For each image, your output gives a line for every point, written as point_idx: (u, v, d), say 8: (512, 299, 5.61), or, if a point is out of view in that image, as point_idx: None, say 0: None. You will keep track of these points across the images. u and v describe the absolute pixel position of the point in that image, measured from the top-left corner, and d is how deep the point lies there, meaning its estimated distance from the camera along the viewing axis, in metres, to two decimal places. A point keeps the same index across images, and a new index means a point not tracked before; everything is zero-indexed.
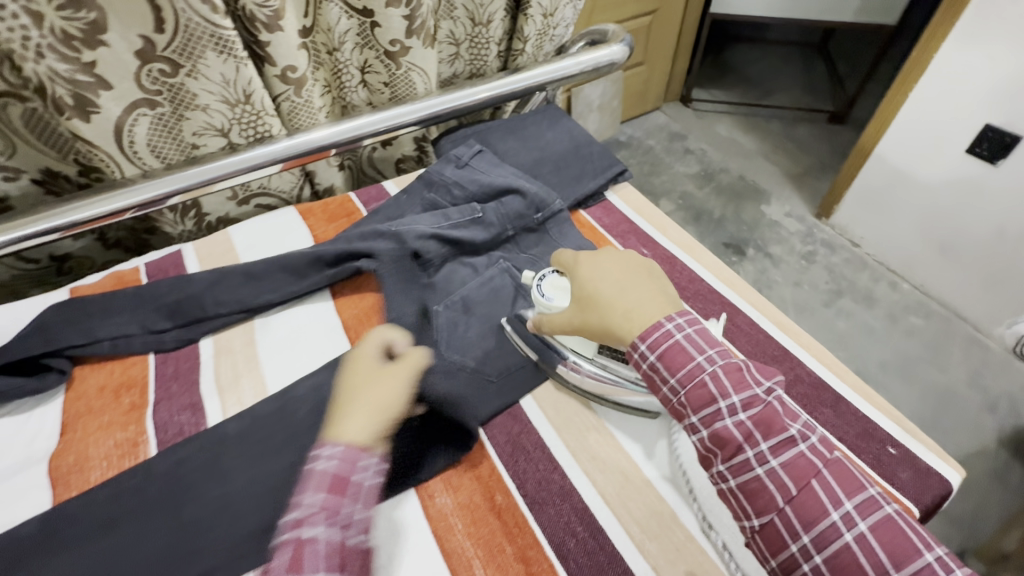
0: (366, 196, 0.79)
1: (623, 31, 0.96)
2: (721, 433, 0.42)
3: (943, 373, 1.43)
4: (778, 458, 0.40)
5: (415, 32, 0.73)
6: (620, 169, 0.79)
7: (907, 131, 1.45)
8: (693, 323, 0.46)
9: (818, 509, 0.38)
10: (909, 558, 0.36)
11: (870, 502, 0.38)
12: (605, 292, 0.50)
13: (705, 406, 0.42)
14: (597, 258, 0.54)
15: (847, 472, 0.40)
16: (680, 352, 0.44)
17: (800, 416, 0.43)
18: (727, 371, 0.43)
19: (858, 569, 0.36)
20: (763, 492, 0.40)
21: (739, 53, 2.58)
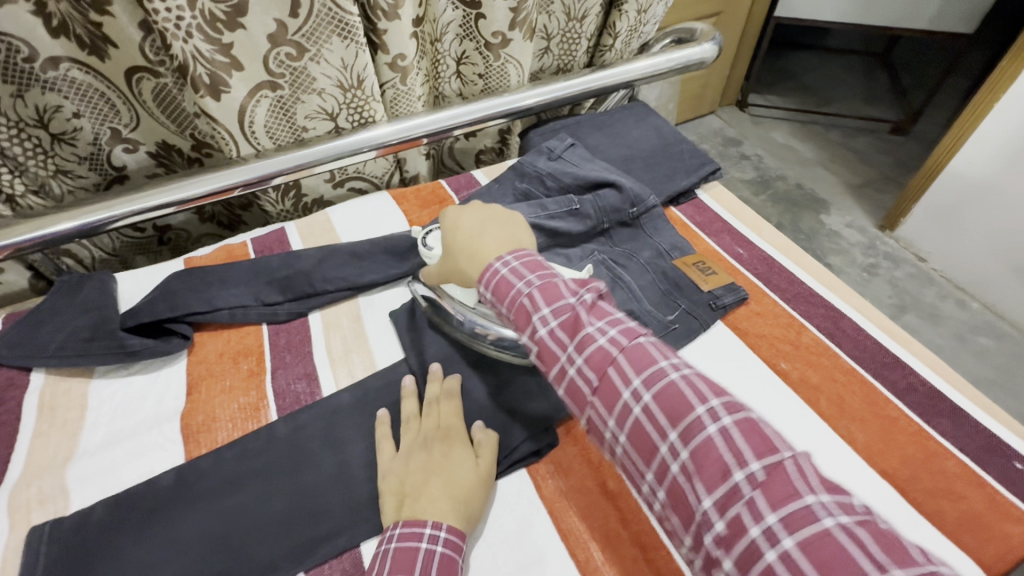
0: (456, 184, 0.81)
1: (711, 30, 0.95)
2: (542, 349, 0.42)
3: (1014, 398, 1.37)
4: (582, 355, 0.40)
5: (519, 24, 0.74)
6: (713, 167, 0.79)
7: (987, 145, 1.39)
8: (520, 258, 0.47)
9: (615, 393, 0.38)
10: (684, 417, 0.35)
11: (657, 374, 0.38)
12: (458, 239, 0.54)
13: (525, 323, 0.44)
14: (463, 211, 0.56)
15: (641, 353, 0.39)
16: (506, 283, 0.46)
17: (612, 313, 0.43)
18: (542, 288, 0.44)
19: (650, 440, 0.36)
20: (598, 417, 0.40)
21: (798, 59, 2.52)
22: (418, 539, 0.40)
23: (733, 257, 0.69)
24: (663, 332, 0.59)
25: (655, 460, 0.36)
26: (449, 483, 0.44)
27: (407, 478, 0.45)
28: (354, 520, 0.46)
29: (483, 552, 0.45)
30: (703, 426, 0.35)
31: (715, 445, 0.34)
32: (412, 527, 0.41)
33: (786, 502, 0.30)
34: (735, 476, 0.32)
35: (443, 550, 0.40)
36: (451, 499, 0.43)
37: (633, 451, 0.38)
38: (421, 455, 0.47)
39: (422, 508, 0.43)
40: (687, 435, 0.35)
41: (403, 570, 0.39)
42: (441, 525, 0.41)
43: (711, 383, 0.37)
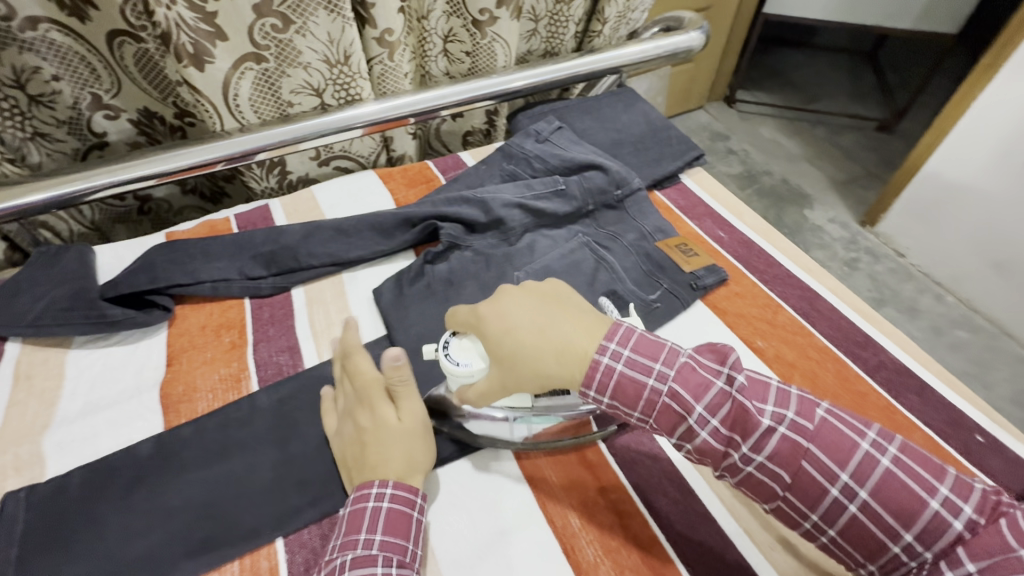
0: (443, 164, 0.81)
1: (698, 18, 0.96)
2: (665, 417, 0.39)
3: (986, 390, 1.41)
4: (764, 455, 0.38)
5: (505, 2, 0.75)
6: (697, 153, 0.80)
7: (967, 141, 1.42)
8: (614, 337, 0.40)
9: (774, 454, 0.37)
10: (852, 458, 0.37)
11: (862, 462, 0.36)
12: (523, 345, 0.40)
13: (675, 424, 0.39)
14: (502, 305, 0.43)
15: (834, 439, 0.37)
16: (628, 382, 0.40)
17: (773, 389, 0.40)
18: (639, 347, 0.40)
19: (818, 487, 0.37)
20: (761, 484, 0.39)
21: (785, 56, 2.55)
22: (365, 498, 0.41)
23: (714, 240, 0.70)
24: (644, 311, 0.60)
25: (828, 504, 0.37)
26: (379, 448, 0.44)
27: (347, 451, 0.46)
28: (336, 487, 0.46)
29: (461, 515, 0.46)
30: (875, 461, 0.37)
31: (893, 475, 0.36)
32: (360, 489, 0.42)
33: (947, 503, 0.35)
34: (926, 513, 0.35)
35: (390, 506, 0.41)
36: (385, 465, 0.44)
37: (795, 500, 0.38)
38: (352, 426, 0.47)
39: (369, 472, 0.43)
40: (893, 503, 0.35)
41: (353, 528, 0.40)
42: (386, 484, 0.42)
43: (846, 413, 0.40)
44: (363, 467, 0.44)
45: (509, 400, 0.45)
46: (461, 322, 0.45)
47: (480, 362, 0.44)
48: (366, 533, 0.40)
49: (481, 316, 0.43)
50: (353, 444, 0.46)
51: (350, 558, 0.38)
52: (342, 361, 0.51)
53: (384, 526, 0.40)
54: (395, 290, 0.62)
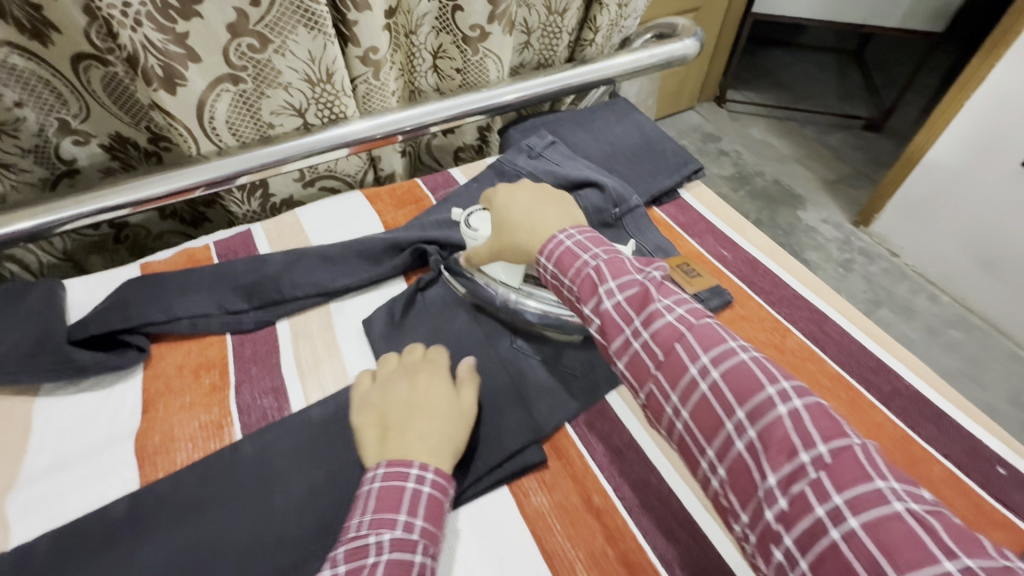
0: (433, 183, 0.78)
1: (693, 25, 0.93)
2: (605, 324, 0.42)
3: (982, 390, 1.40)
4: (648, 329, 0.40)
5: (497, 18, 0.71)
6: (696, 166, 0.77)
7: (959, 142, 1.41)
8: (583, 232, 0.48)
9: (680, 369, 0.38)
10: (753, 395, 0.35)
11: (730, 357, 0.37)
12: (515, 215, 0.52)
13: (590, 293, 0.44)
14: (512, 190, 0.55)
15: (711, 334, 0.38)
16: (569, 255, 0.46)
17: (680, 295, 0.43)
18: (609, 262, 0.44)
19: (714, 414, 0.36)
20: (640, 363, 0.40)
21: (774, 56, 2.54)
22: (404, 479, 0.40)
23: (716, 259, 0.68)
24: None
25: (721, 435, 0.36)
26: (433, 418, 0.45)
27: (390, 408, 0.46)
28: (324, 543, 0.43)
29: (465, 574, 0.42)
30: (773, 407, 0.34)
31: (791, 425, 0.33)
32: (399, 466, 0.40)
33: (854, 486, 0.30)
34: (823, 486, 0.31)
35: (430, 491, 0.40)
36: (434, 436, 0.43)
37: (693, 426, 0.37)
38: (404, 389, 0.47)
39: (412, 442, 0.42)
40: (759, 411, 0.34)
41: (389, 508, 0.38)
42: (428, 467, 0.41)
43: (779, 370, 0.37)
44: (403, 434, 0.43)
45: (502, 273, 0.57)
46: (486, 200, 0.57)
47: (488, 230, 0.57)
48: (405, 515, 0.38)
49: (495, 194, 0.56)
50: (400, 403, 0.46)
51: (387, 539, 0.37)
52: (403, 360, 0.52)
53: (422, 513, 0.39)
54: (386, 321, 0.59)
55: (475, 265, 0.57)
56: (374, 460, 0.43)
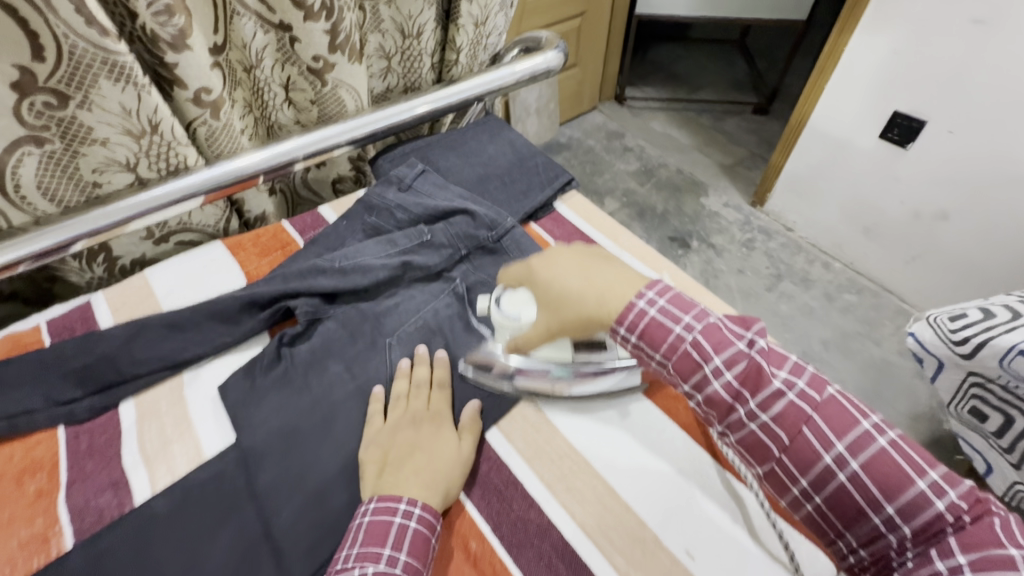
0: (302, 224, 0.74)
1: (557, 37, 0.94)
2: (747, 439, 0.43)
3: (877, 345, 1.51)
4: (769, 413, 0.42)
5: (340, 47, 0.69)
6: (567, 178, 0.78)
7: (827, 120, 1.53)
8: (662, 293, 0.46)
9: (813, 456, 0.40)
10: (899, 487, 0.38)
11: (863, 439, 0.40)
12: (574, 289, 0.48)
13: (693, 371, 0.44)
14: (552, 260, 0.51)
15: (835, 413, 0.41)
16: (658, 327, 0.45)
17: (788, 360, 0.44)
18: (706, 333, 0.44)
19: (849, 497, 0.40)
20: (761, 445, 0.43)
21: (666, 51, 2.66)
22: (392, 513, 0.43)
23: None
24: None
25: (854, 516, 0.40)
26: (427, 456, 0.48)
27: (391, 448, 0.48)
28: None
29: None
30: (928, 501, 0.37)
31: (942, 518, 0.37)
32: (388, 502, 0.44)
33: (985, 549, 0.35)
34: (949, 546, 0.37)
35: (416, 526, 0.43)
36: (427, 475, 0.47)
37: (829, 511, 0.41)
38: (410, 429, 0.50)
39: (410, 477, 0.46)
40: (912, 504, 0.38)
41: (376, 541, 0.42)
42: (416, 502, 0.44)
43: (915, 446, 0.40)
44: (400, 470, 0.47)
45: (552, 352, 0.53)
46: (514, 278, 0.53)
47: (531, 310, 0.52)
48: (389, 549, 0.41)
49: (534, 267, 0.51)
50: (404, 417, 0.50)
51: (370, 571, 0.40)
52: (414, 381, 0.54)
53: (404, 548, 0.42)
54: (244, 384, 0.54)
55: (525, 353, 0.52)
56: (367, 494, 0.46)
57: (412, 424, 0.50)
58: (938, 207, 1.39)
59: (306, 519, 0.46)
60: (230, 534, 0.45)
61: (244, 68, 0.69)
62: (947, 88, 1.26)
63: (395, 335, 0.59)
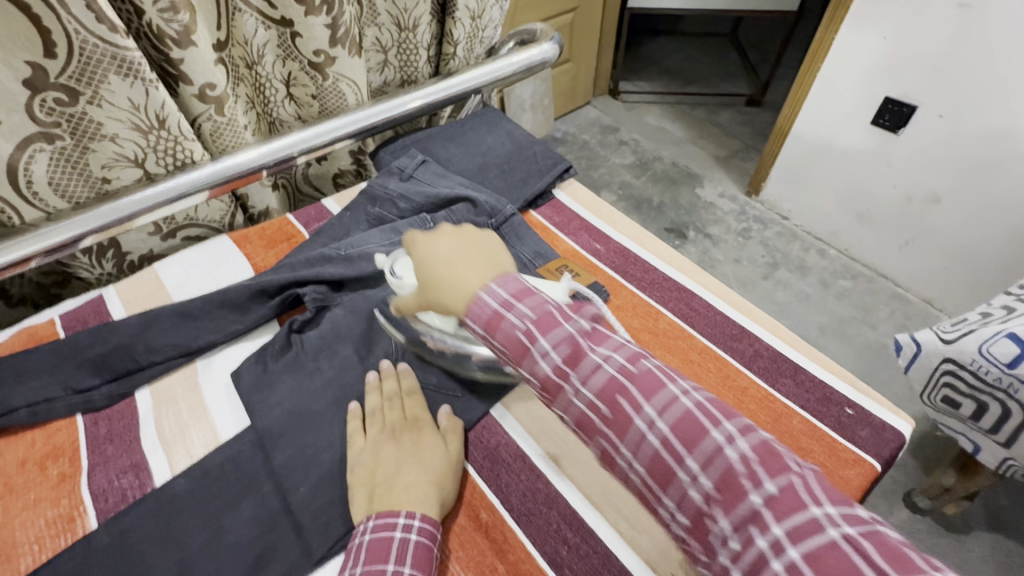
0: (306, 216, 0.75)
1: (551, 29, 0.96)
2: (579, 419, 0.38)
3: (873, 329, 1.53)
4: (589, 386, 0.37)
5: (340, 41, 0.70)
6: (565, 165, 0.79)
7: (818, 107, 1.55)
8: (508, 286, 0.42)
9: (627, 427, 0.36)
10: (700, 445, 0.33)
11: (672, 402, 0.35)
12: (437, 269, 0.46)
13: (523, 356, 0.40)
14: (435, 238, 0.49)
15: (651, 379, 0.36)
16: (498, 320, 0.41)
17: (613, 339, 0.40)
18: (536, 319, 0.40)
19: (664, 463, 0.34)
20: (586, 420, 0.38)
21: (659, 45, 2.68)
22: (391, 529, 0.42)
23: (591, 254, 0.71)
24: None
25: (670, 479, 0.34)
26: (417, 468, 0.46)
27: (378, 467, 0.47)
28: None
29: None
30: (736, 465, 0.32)
31: (738, 473, 0.32)
32: (387, 518, 0.43)
33: (793, 515, 0.30)
34: (764, 517, 0.30)
35: (417, 538, 0.42)
36: (419, 487, 0.45)
37: (646, 479, 0.35)
38: (392, 445, 0.48)
39: (400, 496, 0.44)
40: (711, 462, 0.32)
41: (378, 559, 0.40)
42: (414, 515, 0.43)
43: (723, 408, 0.36)
44: (391, 490, 0.45)
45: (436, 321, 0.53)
46: (408, 246, 0.52)
47: (411, 277, 0.53)
48: (393, 564, 0.40)
49: (414, 241, 0.49)
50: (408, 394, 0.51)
51: None
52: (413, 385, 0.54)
53: (406, 565, 0.40)
54: (257, 369, 0.56)
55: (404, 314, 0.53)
56: (362, 515, 0.45)
57: (397, 445, 0.48)
58: (930, 191, 1.41)
59: (322, 495, 0.48)
60: (250, 510, 0.47)
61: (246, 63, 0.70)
62: (935, 73, 1.28)
63: None
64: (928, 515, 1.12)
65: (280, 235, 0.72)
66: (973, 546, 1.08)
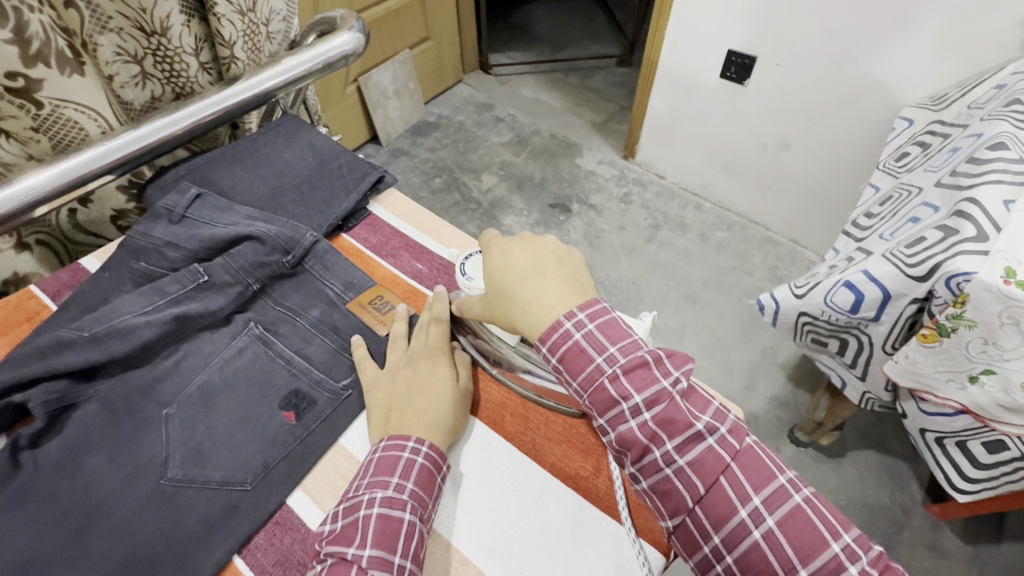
0: (54, 284, 0.60)
1: (353, 16, 0.84)
2: (665, 488, 0.41)
3: (750, 276, 1.59)
4: (684, 456, 0.41)
5: (40, 57, 0.56)
6: (379, 174, 0.70)
7: (674, 63, 1.55)
8: (595, 317, 0.44)
9: (728, 507, 0.40)
10: (812, 547, 0.38)
11: (779, 494, 0.40)
12: (511, 280, 0.47)
13: (613, 409, 0.42)
14: (511, 250, 0.49)
15: (756, 463, 0.41)
16: (580, 355, 0.43)
17: (711, 404, 0.43)
18: (632, 370, 0.42)
19: (750, 534, 0.39)
20: (676, 491, 0.41)
21: (527, 12, 2.60)
22: (402, 449, 0.46)
23: (412, 276, 0.64)
24: (335, 405, 0.52)
25: (756, 554, 0.39)
26: (429, 397, 0.50)
27: (394, 391, 0.51)
28: None
29: None
30: (842, 566, 0.37)
31: None
32: (398, 439, 0.47)
33: None
34: None
35: (424, 461, 0.46)
36: (429, 416, 0.49)
37: (738, 569, 0.40)
38: (407, 369, 0.52)
39: (409, 421, 0.48)
40: (822, 566, 0.37)
41: (385, 471, 0.45)
42: (424, 441, 0.47)
43: (831, 507, 0.40)
44: (404, 412, 0.49)
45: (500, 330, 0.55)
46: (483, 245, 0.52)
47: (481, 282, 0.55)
48: (398, 478, 0.44)
49: (492, 246, 0.50)
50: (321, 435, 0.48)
51: (380, 497, 0.43)
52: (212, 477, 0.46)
53: (409, 483, 0.44)
54: None
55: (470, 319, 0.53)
56: (378, 432, 0.49)
57: (411, 371, 0.52)
58: (780, 136, 1.46)
59: None
60: None
61: (82, 46, 0.64)
62: (765, 23, 1.31)
63: (174, 403, 0.50)
64: (810, 447, 1.18)
65: (16, 317, 0.57)
66: (849, 468, 1.16)
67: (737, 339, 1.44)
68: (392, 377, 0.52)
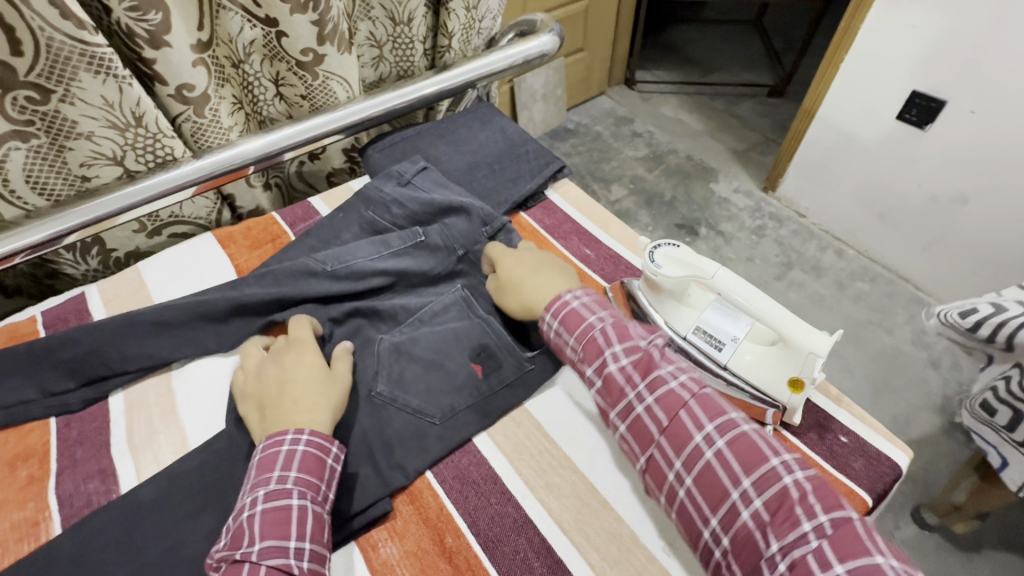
0: (292, 216, 0.74)
1: (552, 20, 0.91)
2: (687, 523, 0.44)
3: (889, 334, 1.46)
4: (698, 491, 0.43)
5: (328, 38, 0.68)
6: (559, 165, 0.77)
7: (842, 99, 1.46)
8: (629, 353, 0.49)
9: (742, 544, 0.40)
10: None
11: (793, 537, 0.38)
12: (520, 274, 0.60)
13: (643, 439, 0.47)
14: (524, 257, 0.62)
15: (772, 504, 0.40)
16: (615, 383, 0.49)
17: (739, 443, 0.43)
18: (655, 406, 0.46)
19: (755, 546, 0.40)
20: (694, 528, 0.43)
21: (679, 33, 2.59)
22: (280, 445, 0.45)
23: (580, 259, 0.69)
24: (519, 374, 0.57)
25: (758, 569, 0.39)
26: (301, 385, 0.50)
27: (267, 389, 0.51)
28: None
29: None
30: None
31: None
32: (274, 438, 0.46)
33: None
34: None
35: (304, 449, 0.45)
36: (304, 402, 0.49)
37: None
38: (272, 368, 0.52)
39: (287, 410, 0.48)
40: None
41: (265, 470, 0.44)
42: (302, 431, 0.46)
43: (852, 556, 0.36)
44: (278, 405, 0.49)
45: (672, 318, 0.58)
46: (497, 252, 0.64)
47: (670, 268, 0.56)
48: (279, 471, 0.44)
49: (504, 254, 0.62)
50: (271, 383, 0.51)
51: (261, 494, 0.43)
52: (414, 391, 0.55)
53: (290, 473, 0.44)
54: None
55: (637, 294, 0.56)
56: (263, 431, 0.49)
57: (278, 368, 0.52)
58: (957, 191, 1.33)
59: None
60: (209, 523, 0.45)
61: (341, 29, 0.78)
62: (966, 69, 1.20)
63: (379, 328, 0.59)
64: (937, 531, 1.07)
65: (263, 238, 0.71)
66: (982, 565, 1.03)
67: (864, 398, 1.33)
68: (261, 377, 0.52)
